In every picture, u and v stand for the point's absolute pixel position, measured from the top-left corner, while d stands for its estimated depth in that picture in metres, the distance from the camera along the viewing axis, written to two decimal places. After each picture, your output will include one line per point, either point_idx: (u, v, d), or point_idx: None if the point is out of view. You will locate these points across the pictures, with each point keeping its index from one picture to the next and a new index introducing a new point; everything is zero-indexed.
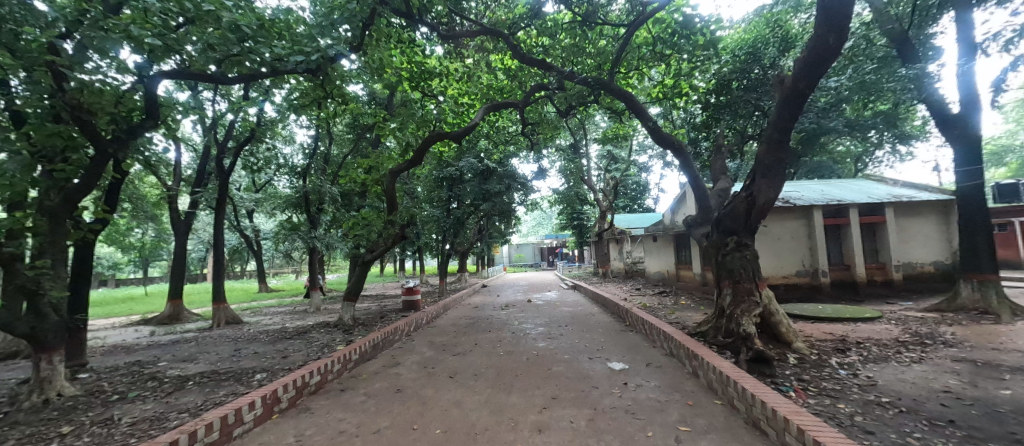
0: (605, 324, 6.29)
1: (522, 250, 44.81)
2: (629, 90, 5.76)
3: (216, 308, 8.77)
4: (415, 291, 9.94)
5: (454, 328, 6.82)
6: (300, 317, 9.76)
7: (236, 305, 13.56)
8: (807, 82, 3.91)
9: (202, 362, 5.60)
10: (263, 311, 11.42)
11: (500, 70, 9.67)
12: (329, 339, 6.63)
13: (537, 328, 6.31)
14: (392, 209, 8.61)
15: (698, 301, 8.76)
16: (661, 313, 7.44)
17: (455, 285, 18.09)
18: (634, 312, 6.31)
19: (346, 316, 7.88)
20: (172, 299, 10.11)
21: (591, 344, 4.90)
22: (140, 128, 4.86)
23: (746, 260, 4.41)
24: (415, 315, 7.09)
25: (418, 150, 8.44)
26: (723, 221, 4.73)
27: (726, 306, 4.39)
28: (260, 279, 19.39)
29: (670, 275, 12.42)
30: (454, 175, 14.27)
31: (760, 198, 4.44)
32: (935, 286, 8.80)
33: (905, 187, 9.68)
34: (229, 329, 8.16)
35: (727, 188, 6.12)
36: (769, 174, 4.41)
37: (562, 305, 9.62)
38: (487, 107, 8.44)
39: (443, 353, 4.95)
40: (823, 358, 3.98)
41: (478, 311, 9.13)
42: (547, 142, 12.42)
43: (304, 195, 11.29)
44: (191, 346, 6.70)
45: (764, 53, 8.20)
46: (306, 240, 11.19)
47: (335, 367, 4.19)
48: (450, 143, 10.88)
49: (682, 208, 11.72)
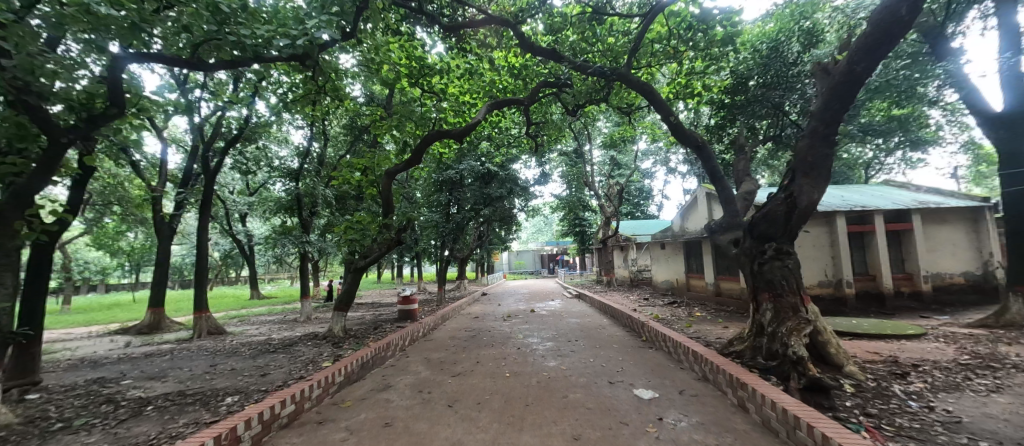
0: (619, 339, 5.72)
1: (521, 258, 44.35)
2: (648, 82, 5.24)
3: (197, 317, 8.19)
4: (412, 300, 9.42)
5: (453, 342, 6.23)
6: (288, 327, 9.15)
7: (225, 313, 12.93)
8: (866, 65, 3.44)
9: (170, 381, 5.00)
10: (251, 320, 10.79)
11: (505, 68, 9.21)
12: (316, 354, 6.05)
13: (544, 343, 5.74)
14: (387, 213, 8.09)
15: (715, 313, 8.18)
16: (676, 326, 6.86)
17: (455, 292, 17.45)
18: (651, 326, 5.74)
19: (337, 327, 7.31)
20: (153, 307, 9.51)
21: (608, 364, 4.33)
22: (104, 118, 4.25)
23: (787, 270, 3.84)
24: (410, 327, 6.51)
25: (416, 150, 7.90)
26: (758, 226, 4.18)
27: (766, 323, 3.80)
28: (252, 285, 18.74)
29: (679, 284, 11.87)
30: (454, 178, 13.69)
31: (802, 200, 3.91)
32: (967, 298, 8.24)
33: (929, 193, 9.16)
34: (210, 341, 7.58)
35: (753, 190, 5.60)
36: (813, 174, 3.91)
37: (567, 316, 9.04)
38: (490, 104, 7.92)
39: (441, 374, 4.37)
40: (884, 386, 3.41)
41: (479, 322, 8.54)
42: (550, 144, 11.93)
43: (297, 198, 10.74)
44: (164, 361, 6.09)
45: (787, 48, 7.56)
46: (297, 245, 10.60)
47: (314, 393, 3.61)
48: (450, 143, 10.37)
49: (691, 214, 11.18)
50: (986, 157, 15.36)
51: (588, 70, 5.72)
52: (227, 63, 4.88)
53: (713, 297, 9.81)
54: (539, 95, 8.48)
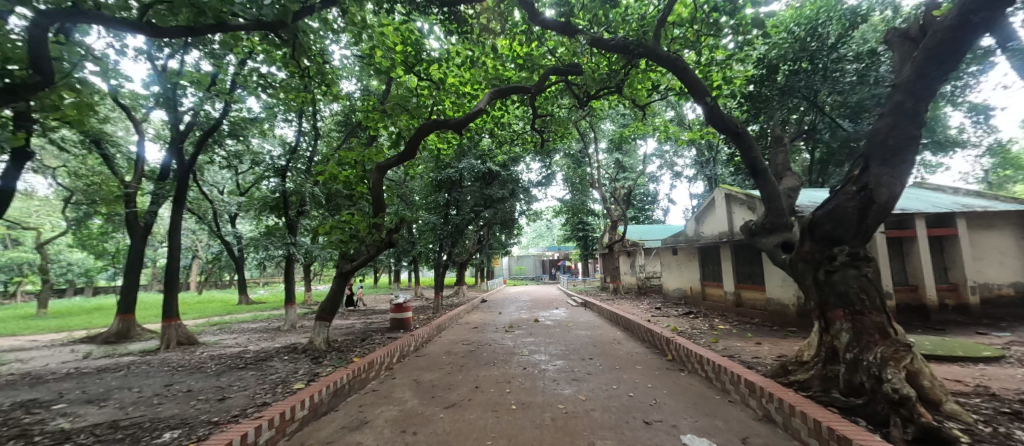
0: (640, 358, 4.92)
1: (522, 263, 43.48)
2: (680, 58, 4.53)
3: (166, 325, 7.38)
4: (405, 308, 8.69)
5: (448, 359, 5.44)
6: (269, 337, 8.32)
7: (205, 319, 12.12)
8: (984, 16, 2.71)
9: (109, 407, 4.19)
10: (232, 329, 9.99)
11: (508, 57, 8.47)
12: (290, 372, 5.25)
13: (554, 362, 4.95)
14: (378, 212, 7.30)
15: (740, 326, 7.35)
16: (701, 341, 6.05)
17: (453, 299, 16.60)
18: (678, 343, 4.94)
19: (318, 339, 6.50)
20: (122, 314, 8.73)
21: (637, 395, 3.53)
22: (24, 87, 3.36)
23: (866, 281, 3.08)
24: (400, 341, 5.72)
25: (410, 143, 7.13)
26: (821, 226, 3.42)
27: (843, 348, 3.00)
28: (240, 289, 17.90)
29: (693, 292, 11.06)
30: (453, 177, 12.88)
31: (881, 194, 3.16)
32: (1018, 312, 7.44)
33: (970, 196, 8.39)
34: (178, 353, 6.79)
35: (796, 187, 4.85)
36: (893, 161, 3.16)
37: (575, 327, 8.22)
38: (493, 92, 7.14)
39: (431, 404, 3.55)
40: (1008, 435, 2.61)
41: (478, 334, 7.73)
42: (556, 142, 11.19)
43: (283, 196, 9.97)
44: (115, 379, 5.27)
45: (825, 31, 6.77)
46: (281, 247, 9.84)
47: (264, 435, 2.79)
48: (449, 139, 9.63)
49: (707, 217, 10.35)
50: (1013, 161, 14.59)
51: (607, 46, 4.99)
52: (182, 28, 4.04)
53: (732, 307, 9.03)
54: (546, 84, 7.68)
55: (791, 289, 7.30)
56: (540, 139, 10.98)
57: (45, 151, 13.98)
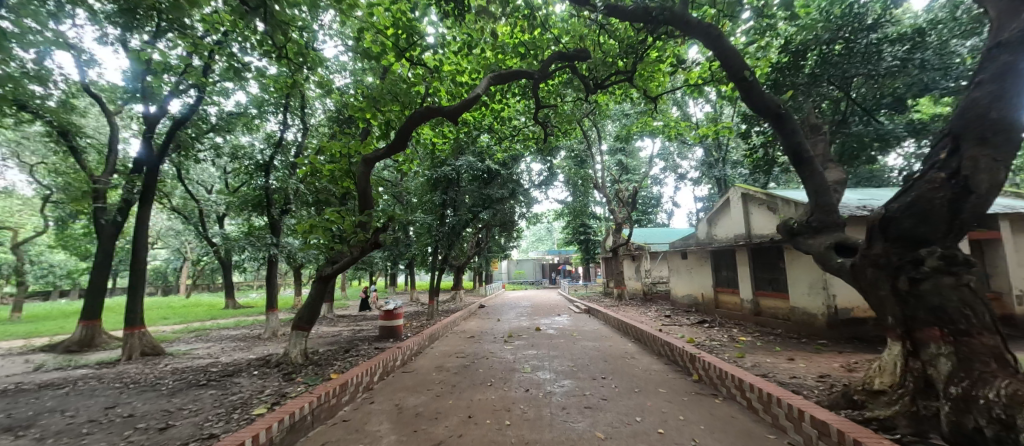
0: (662, 378, 4.23)
1: (522, 267, 42.85)
2: (713, 25, 3.94)
3: (128, 334, 6.68)
4: (395, 314, 8.00)
5: (439, 377, 4.73)
6: (245, 347, 7.61)
7: (184, 325, 11.39)
8: None
9: (23, 439, 3.45)
10: (208, 336, 9.27)
11: (510, 46, 7.82)
12: (256, 391, 4.55)
13: (561, 383, 4.24)
14: (364, 208, 6.52)
15: (763, 338, 6.66)
16: (725, 355, 5.36)
17: (449, 305, 15.86)
18: (706, 361, 4.25)
19: (294, 352, 5.79)
20: (86, 320, 8.05)
21: (668, 432, 2.83)
22: None
23: (967, 292, 2.39)
24: (385, 356, 5.01)
25: (401, 134, 6.42)
26: (897, 222, 2.74)
27: (945, 379, 2.31)
28: (228, 293, 17.17)
29: (704, 298, 10.38)
30: (450, 176, 12.19)
31: (983, 182, 2.46)
32: None
33: (1011, 197, 7.71)
34: (138, 365, 6.08)
35: (842, 179, 4.18)
36: (995, 141, 2.49)
37: (581, 336, 7.53)
38: (493, 77, 6.46)
39: (413, 441, 2.85)
40: None
41: (474, 345, 7.03)
42: (559, 139, 10.54)
43: (266, 193, 9.29)
44: (52, 398, 4.56)
45: (863, 11, 6.12)
46: (262, 249, 9.14)
47: None
48: (445, 134, 8.99)
49: (720, 218, 9.66)
50: None
51: (622, 17, 4.46)
52: None
53: (750, 317, 8.37)
54: (550, 72, 6.96)
55: (819, 297, 6.67)
56: (542, 135, 10.34)
57: (21, 146, 13.30)
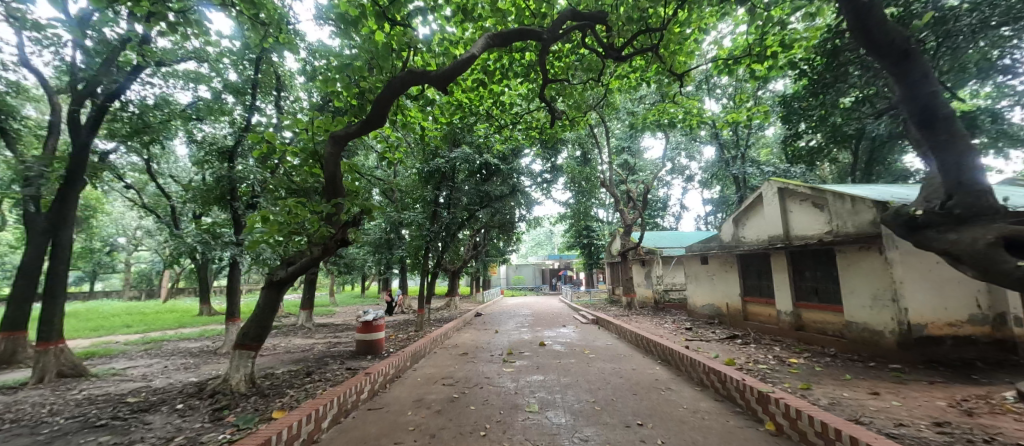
0: (725, 431, 3.01)
1: (522, 273, 41.46)
2: None
3: (40, 352, 5.45)
4: (375, 325, 6.81)
5: (415, 420, 3.48)
6: (192, 365, 6.39)
7: (142, 335, 10.17)
8: None
9: None
10: (160, 349, 8.03)
11: (513, 14, 6.59)
12: (158, 440, 3.29)
13: (582, 434, 3.01)
14: (332, 197, 5.28)
15: (818, 361, 5.46)
16: (788, 387, 4.15)
17: (443, 313, 14.64)
18: (785, 405, 3.05)
19: (237, 377, 4.61)
20: (7, 332, 6.84)
21: None
22: None
23: None
24: (345, 390, 3.77)
25: (379, 105, 5.16)
26: None
27: None
28: (204, 298, 15.90)
29: (730, 309, 9.19)
30: (443, 169, 11.03)
31: None
32: None
33: None
34: (38, 394, 4.80)
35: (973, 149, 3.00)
36: None
37: (593, 356, 6.31)
38: (492, 35, 5.24)
39: None
40: None
41: (465, 365, 5.82)
42: (564, 129, 9.36)
43: (227, 184, 8.09)
44: None
45: None
46: (223, 248, 7.99)
47: None
48: (437, 118, 7.78)
49: (749, 216, 8.47)
50: None
51: None
52: None
53: (790, 332, 7.20)
54: (563, 34, 5.70)
55: (887, 311, 5.48)
56: (547, 123, 9.16)
57: None
